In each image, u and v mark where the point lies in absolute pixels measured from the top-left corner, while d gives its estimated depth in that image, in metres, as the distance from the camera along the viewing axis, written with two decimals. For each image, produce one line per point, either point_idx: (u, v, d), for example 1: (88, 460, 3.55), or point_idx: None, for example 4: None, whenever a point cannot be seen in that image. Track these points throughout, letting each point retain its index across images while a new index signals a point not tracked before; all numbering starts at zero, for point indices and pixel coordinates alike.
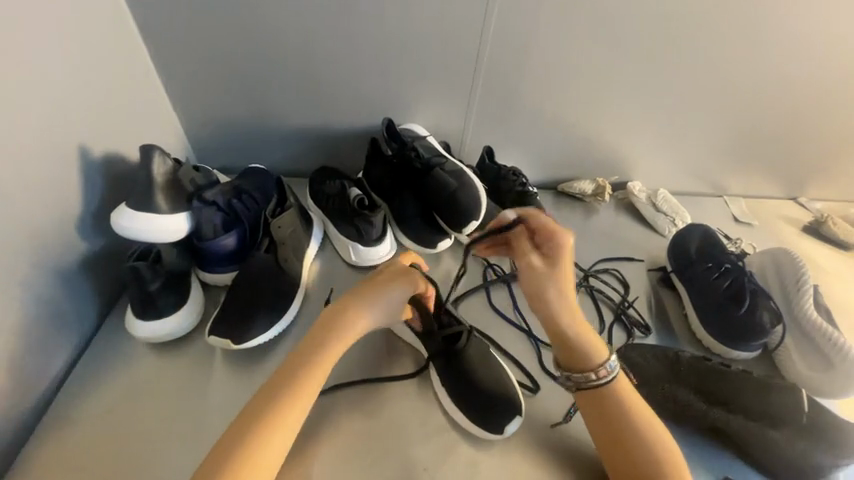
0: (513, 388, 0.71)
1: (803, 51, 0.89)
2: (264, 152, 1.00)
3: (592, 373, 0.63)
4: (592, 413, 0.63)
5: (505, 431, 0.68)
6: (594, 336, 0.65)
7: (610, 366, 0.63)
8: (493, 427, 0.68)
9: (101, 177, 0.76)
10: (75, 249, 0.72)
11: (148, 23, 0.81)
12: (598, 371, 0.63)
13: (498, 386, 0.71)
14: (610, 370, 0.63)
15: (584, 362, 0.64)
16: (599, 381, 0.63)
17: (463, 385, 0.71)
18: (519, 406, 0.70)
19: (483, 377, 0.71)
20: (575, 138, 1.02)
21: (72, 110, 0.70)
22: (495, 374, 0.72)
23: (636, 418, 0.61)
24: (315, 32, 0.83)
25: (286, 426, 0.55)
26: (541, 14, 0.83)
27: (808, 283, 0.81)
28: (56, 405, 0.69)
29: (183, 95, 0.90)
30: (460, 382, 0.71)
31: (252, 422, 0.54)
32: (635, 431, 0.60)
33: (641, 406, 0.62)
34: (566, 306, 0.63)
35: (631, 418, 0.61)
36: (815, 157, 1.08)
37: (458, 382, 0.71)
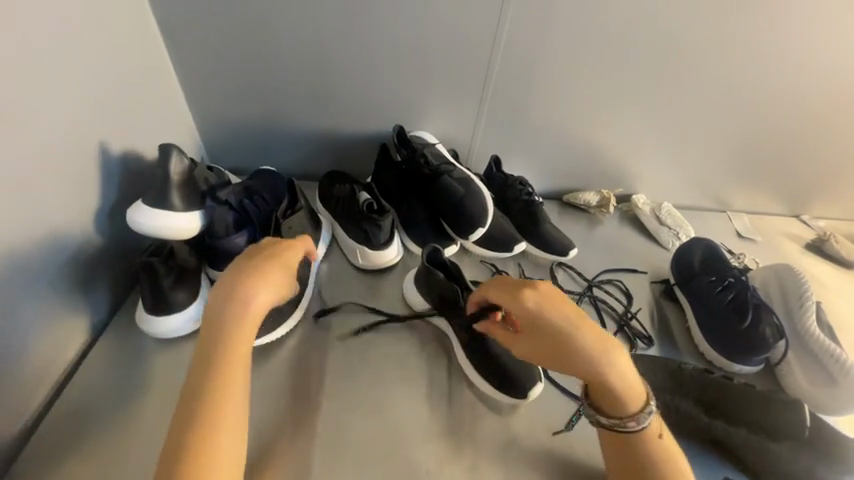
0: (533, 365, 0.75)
1: (807, 70, 0.91)
2: (275, 154, 1.02)
3: (620, 419, 0.62)
4: (614, 446, 0.63)
5: (529, 396, 0.73)
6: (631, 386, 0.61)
7: (643, 419, 0.61)
8: (516, 393, 0.73)
9: (118, 174, 0.78)
10: (89, 243, 0.74)
11: (170, 26, 0.83)
12: (630, 420, 0.61)
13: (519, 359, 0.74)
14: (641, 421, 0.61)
15: (615, 401, 0.61)
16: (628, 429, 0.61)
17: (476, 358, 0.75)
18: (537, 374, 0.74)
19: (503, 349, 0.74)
20: (582, 149, 1.04)
21: (94, 108, 0.72)
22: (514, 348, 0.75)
23: (650, 443, 0.61)
24: (330, 40, 0.86)
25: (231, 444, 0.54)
26: (551, 29, 0.86)
27: (810, 299, 0.81)
28: (62, 397, 0.69)
29: (201, 97, 0.92)
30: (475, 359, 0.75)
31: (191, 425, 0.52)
32: (645, 456, 0.61)
33: (668, 454, 0.61)
34: (565, 343, 0.59)
35: (655, 456, 0.60)
36: (817, 176, 1.09)
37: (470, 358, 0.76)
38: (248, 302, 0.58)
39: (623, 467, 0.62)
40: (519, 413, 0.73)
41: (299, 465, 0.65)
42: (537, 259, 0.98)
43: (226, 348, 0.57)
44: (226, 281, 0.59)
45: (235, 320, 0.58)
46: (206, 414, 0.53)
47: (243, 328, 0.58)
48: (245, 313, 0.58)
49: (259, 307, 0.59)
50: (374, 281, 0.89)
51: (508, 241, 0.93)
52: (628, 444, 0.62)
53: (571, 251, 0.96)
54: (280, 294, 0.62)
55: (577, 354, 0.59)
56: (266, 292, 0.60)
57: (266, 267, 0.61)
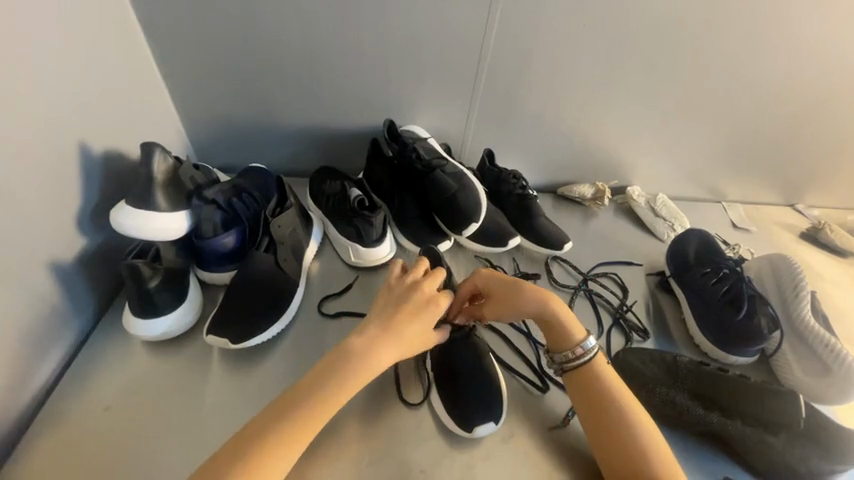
0: (501, 391, 0.72)
1: (804, 56, 0.90)
2: (264, 151, 1.00)
3: (570, 351, 0.67)
4: (581, 392, 0.66)
5: (475, 432, 0.67)
6: (573, 323, 0.68)
7: (587, 345, 0.67)
8: (465, 425, 0.68)
9: (101, 174, 0.76)
10: (73, 246, 0.72)
11: (150, 21, 0.80)
12: (576, 350, 0.67)
13: (483, 388, 0.71)
14: (587, 349, 0.67)
15: (564, 340, 0.68)
16: (578, 359, 0.67)
17: (452, 367, 0.72)
18: (497, 411, 0.69)
19: (472, 373, 0.71)
20: (576, 140, 1.02)
21: (73, 107, 0.70)
22: (485, 371, 0.72)
23: (611, 382, 0.65)
24: (317, 34, 0.84)
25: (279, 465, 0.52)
26: (543, 19, 0.84)
27: (805, 289, 0.81)
28: (49, 402, 0.68)
29: (185, 93, 0.90)
30: (451, 367, 0.72)
31: (247, 440, 0.52)
32: (611, 405, 0.63)
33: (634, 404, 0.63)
34: (508, 286, 0.69)
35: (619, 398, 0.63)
36: (813, 164, 1.09)
37: (446, 366, 0.72)
38: (394, 348, 0.60)
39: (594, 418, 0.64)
40: (513, 409, 0.73)
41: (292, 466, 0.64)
42: (531, 254, 0.97)
43: (315, 385, 0.56)
44: (404, 325, 0.61)
45: (358, 362, 0.58)
46: (267, 443, 0.52)
47: (356, 372, 0.57)
48: (379, 360, 0.59)
49: (385, 358, 0.59)
50: (367, 278, 0.87)
51: (502, 236, 0.92)
52: (589, 383, 0.65)
53: (567, 245, 0.95)
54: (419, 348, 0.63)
55: (525, 295, 0.68)
56: (417, 342, 0.62)
57: (395, 319, 0.61)
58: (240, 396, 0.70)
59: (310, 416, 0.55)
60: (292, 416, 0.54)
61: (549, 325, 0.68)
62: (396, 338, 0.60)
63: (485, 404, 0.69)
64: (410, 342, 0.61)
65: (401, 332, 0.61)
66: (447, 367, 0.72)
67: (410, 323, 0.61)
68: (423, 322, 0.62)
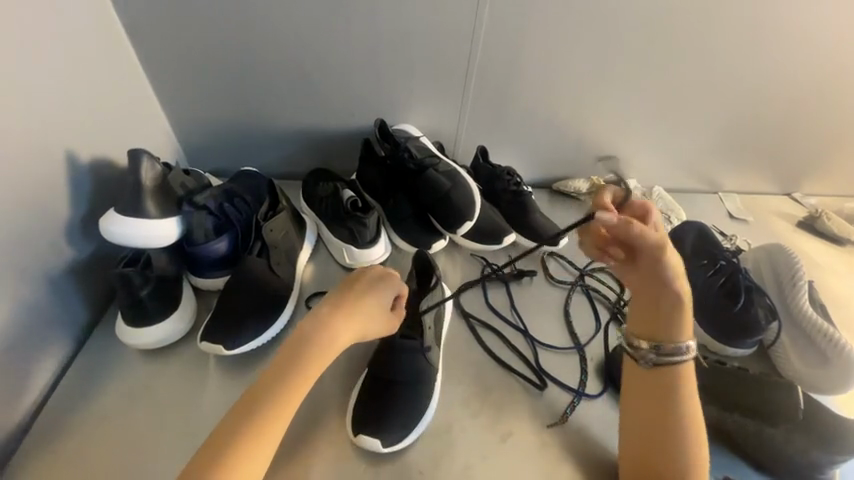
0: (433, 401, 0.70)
1: (798, 44, 0.89)
2: (256, 154, 0.99)
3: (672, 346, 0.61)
4: (639, 388, 0.63)
5: (397, 444, 0.66)
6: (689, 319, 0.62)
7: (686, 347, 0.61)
8: (386, 437, 0.65)
9: (89, 181, 0.75)
10: (63, 255, 0.71)
11: (136, 27, 0.79)
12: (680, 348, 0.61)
13: (422, 398, 0.69)
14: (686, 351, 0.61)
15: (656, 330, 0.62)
16: (672, 357, 0.61)
17: (391, 369, 0.69)
18: (424, 421, 0.68)
19: (421, 381, 0.69)
20: (571, 135, 1.02)
21: (57, 114, 0.69)
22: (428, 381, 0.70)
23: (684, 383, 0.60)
24: (305, 35, 0.83)
25: (258, 458, 0.51)
26: (534, 15, 0.83)
27: (802, 279, 0.81)
28: (44, 413, 0.68)
29: (175, 99, 0.89)
30: (393, 373, 0.69)
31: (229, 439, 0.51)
32: (676, 409, 0.59)
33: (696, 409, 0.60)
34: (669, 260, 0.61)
35: (679, 403, 0.60)
36: (809, 154, 1.08)
37: (390, 371, 0.69)
38: (347, 331, 0.58)
39: (645, 415, 0.61)
40: (510, 408, 0.72)
41: (288, 472, 0.64)
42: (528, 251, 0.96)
43: (285, 379, 0.55)
44: (356, 304, 0.60)
45: (316, 347, 0.56)
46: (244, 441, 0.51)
47: (320, 356, 0.57)
48: (336, 345, 0.58)
49: (346, 339, 0.59)
50: None
51: (497, 233, 0.91)
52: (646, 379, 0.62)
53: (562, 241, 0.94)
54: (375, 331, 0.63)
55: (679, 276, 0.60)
56: (375, 321, 0.62)
57: (356, 297, 0.61)
58: (236, 403, 0.70)
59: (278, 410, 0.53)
60: (267, 411, 0.53)
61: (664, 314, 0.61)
62: (355, 320, 0.59)
63: (415, 405, 0.68)
64: (367, 322, 0.61)
65: (360, 315, 0.60)
66: (392, 372, 0.69)
67: (369, 304, 0.61)
68: (380, 300, 0.62)
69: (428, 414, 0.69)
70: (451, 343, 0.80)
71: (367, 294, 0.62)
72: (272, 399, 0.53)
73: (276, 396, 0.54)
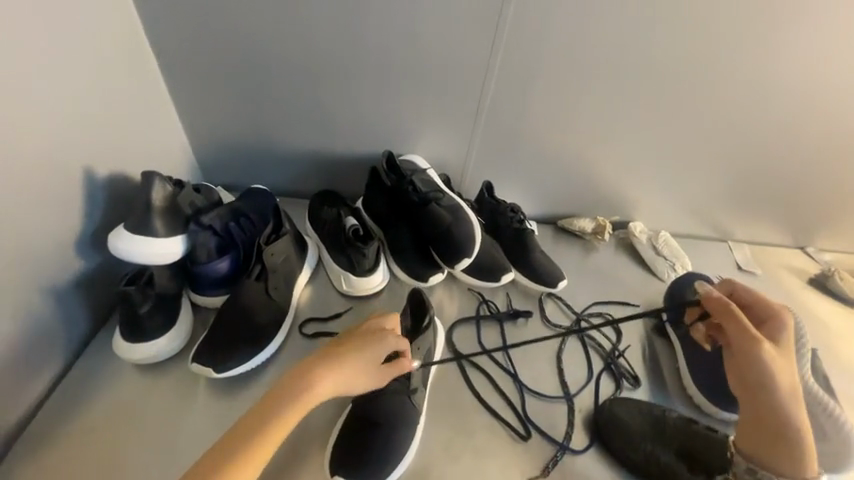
0: (411, 443, 0.69)
1: (808, 104, 0.89)
2: (268, 172, 1.02)
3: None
4: None
5: None
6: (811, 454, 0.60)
7: None
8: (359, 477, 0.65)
9: (104, 196, 0.78)
10: (72, 266, 0.74)
11: (163, 50, 0.84)
12: None
13: (401, 440, 0.68)
14: None
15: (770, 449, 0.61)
16: None
17: (374, 408, 0.70)
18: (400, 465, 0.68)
19: (402, 423, 0.69)
20: (578, 175, 1.02)
21: (82, 131, 0.73)
22: (407, 423, 0.70)
23: None
24: (322, 66, 0.87)
25: None
26: (545, 60, 0.85)
27: (805, 346, 0.76)
28: (38, 419, 0.70)
29: (195, 118, 0.93)
30: (374, 413, 0.69)
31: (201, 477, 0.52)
32: None
33: None
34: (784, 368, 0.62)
35: None
36: (822, 209, 1.06)
37: (371, 409, 0.70)
38: (325, 381, 0.58)
39: None
40: (492, 455, 0.71)
41: None
42: (525, 289, 0.96)
43: (263, 423, 0.55)
44: (342, 356, 0.60)
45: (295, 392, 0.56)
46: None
47: (295, 401, 0.56)
48: (312, 394, 0.57)
49: (321, 390, 0.57)
50: (358, 308, 0.88)
51: (496, 270, 0.91)
52: None
53: (560, 283, 0.94)
54: (358, 385, 0.60)
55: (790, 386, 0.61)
56: (356, 374, 0.60)
57: (344, 348, 0.61)
58: (221, 424, 0.71)
59: (251, 452, 0.54)
60: (239, 450, 0.54)
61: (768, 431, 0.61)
62: (334, 369, 0.59)
63: (394, 449, 0.68)
64: (349, 375, 0.59)
65: (342, 368, 0.59)
66: (376, 411, 0.69)
67: (353, 354, 0.60)
68: (369, 353, 0.61)
69: (406, 458, 0.68)
70: (439, 381, 0.79)
71: (358, 345, 0.61)
72: (249, 441, 0.54)
73: (249, 438, 0.54)
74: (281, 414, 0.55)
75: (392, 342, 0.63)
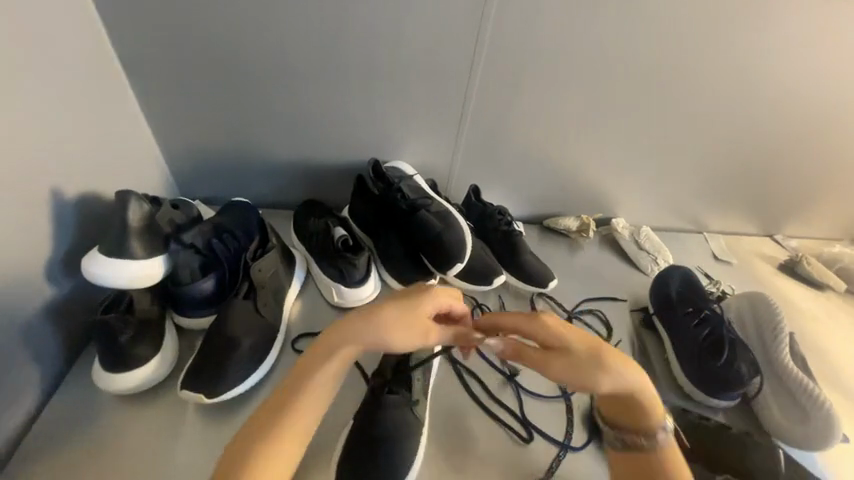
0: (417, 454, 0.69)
1: (773, 100, 0.94)
2: (249, 184, 0.99)
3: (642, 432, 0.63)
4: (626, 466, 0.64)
5: None
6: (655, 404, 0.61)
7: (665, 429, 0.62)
8: None
9: (75, 218, 0.73)
10: (42, 295, 0.70)
11: (133, 61, 0.80)
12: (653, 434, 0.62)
13: (405, 451, 0.68)
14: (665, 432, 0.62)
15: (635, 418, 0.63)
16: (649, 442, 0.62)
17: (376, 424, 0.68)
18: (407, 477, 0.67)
19: (406, 434, 0.69)
20: (561, 174, 1.04)
21: (49, 150, 0.69)
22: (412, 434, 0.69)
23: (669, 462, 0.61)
24: (303, 75, 0.85)
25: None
26: (526, 63, 0.87)
27: (783, 333, 0.83)
28: (11, 463, 0.65)
29: (170, 131, 0.90)
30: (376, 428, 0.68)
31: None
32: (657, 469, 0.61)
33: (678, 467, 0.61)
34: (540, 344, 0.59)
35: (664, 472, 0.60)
36: (788, 199, 1.13)
37: (373, 424, 0.68)
38: (346, 343, 0.56)
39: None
40: (497, 460, 0.71)
41: None
42: (517, 290, 0.97)
43: (276, 413, 0.56)
44: (366, 315, 0.57)
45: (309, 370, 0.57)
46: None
47: (301, 382, 0.57)
48: (328, 362, 0.56)
49: (342, 352, 0.56)
50: None
51: (488, 274, 0.91)
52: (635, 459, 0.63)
53: (551, 282, 0.95)
54: (402, 342, 0.56)
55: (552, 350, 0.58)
56: (394, 332, 0.56)
57: (372, 309, 0.57)
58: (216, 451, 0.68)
59: (267, 443, 0.54)
60: (258, 445, 0.53)
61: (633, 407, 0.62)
62: (352, 332, 0.56)
63: (400, 461, 0.67)
64: (378, 333, 0.56)
65: (363, 327, 0.56)
66: (379, 426, 0.68)
67: (381, 314, 0.56)
68: (401, 311, 0.57)
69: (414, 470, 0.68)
70: (439, 389, 0.79)
71: (386, 306, 0.57)
72: (265, 433, 0.54)
73: (266, 429, 0.55)
74: (301, 391, 0.56)
75: (423, 302, 0.58)
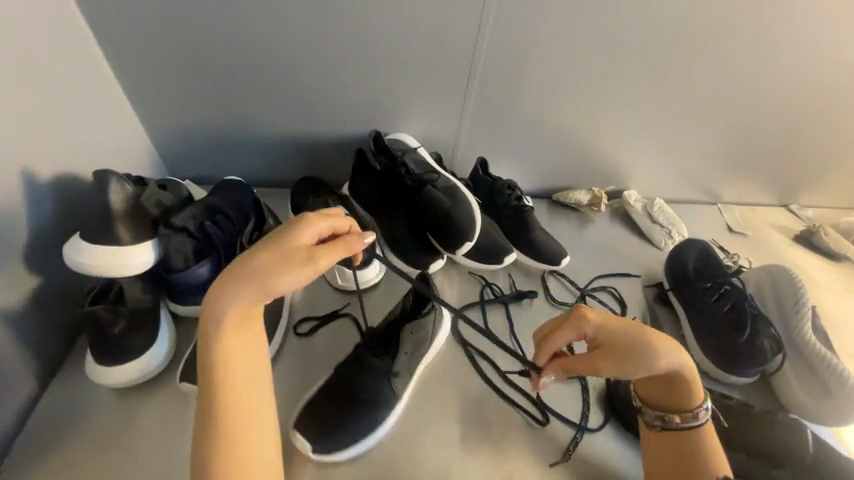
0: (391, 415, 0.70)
1: (807, 60, 0.86)
2: (240, 161, 0.92)
3: (678, 416, 0.62)
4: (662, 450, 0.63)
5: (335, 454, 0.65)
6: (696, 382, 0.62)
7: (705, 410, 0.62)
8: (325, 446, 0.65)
9: (52, 203, 0.68)
10: (25, 286, 0.65)
11: (101, 25, 0.72)
12: (694, 415, 0.62)
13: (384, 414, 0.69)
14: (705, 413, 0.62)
15: (677, 403, 0.63)
16: (689, 424, 0.62)
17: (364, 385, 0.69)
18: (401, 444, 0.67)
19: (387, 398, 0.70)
20: (573, 145, 0.98)
21: (14, 129, 0.62)
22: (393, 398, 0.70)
23: (706, 442, 0.62)
24: (293, 39, 0.76)
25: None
26: (541, 22, 0.78)
27: (805, 306, 0.80)
28: (10, 459, 0.63)
29: (149, 105, 0.82)
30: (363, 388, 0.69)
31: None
32: (696, 448, 0.61)
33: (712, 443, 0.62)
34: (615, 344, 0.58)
35: (698, 452, 0.61)
36: (810, 166, 1.07)
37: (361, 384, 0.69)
38: (230, 305, 0.48)
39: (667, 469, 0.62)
40: (512, 443, 0.70)
41: None
42: (528, 268, 0.93)
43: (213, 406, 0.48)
44: (238, 268, 0.48)
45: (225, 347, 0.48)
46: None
47: (222, 362, 0.48)
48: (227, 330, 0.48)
49: (232, 317, 0.48)
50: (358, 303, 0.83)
51: (498, 252, 0.87)
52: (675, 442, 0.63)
53: (564, 260, 0.91)
54: (287, 284, 0.48)
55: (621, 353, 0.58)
56: (275, 279, 0.48)
57: (243, 261, 0.49)
58: None
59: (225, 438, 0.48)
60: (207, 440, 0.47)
61: (672, 387, 0.62)
62: (231, 288, 0.48)
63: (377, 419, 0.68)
64: (257, 285, 0.48)
65: (242, 281, 0.48)
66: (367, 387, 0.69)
67: (249, 263, 0.48)
68: (267, 253, 0.48)
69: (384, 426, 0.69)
70: (450, 372, 0.77)
71: (255, 251, 0.49)
72: (211, 427, 0.47)
73: (209, 424, 0.48)
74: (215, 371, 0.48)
75: (293, 236, 0.50)
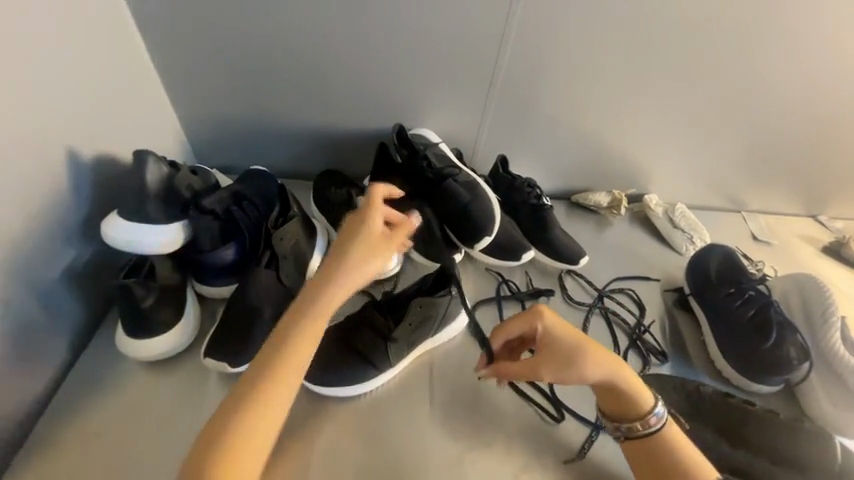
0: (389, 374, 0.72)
1: (842, 64, 0.84)
2: (265, 152, 0.95)
3: (637, 421, 0.61)
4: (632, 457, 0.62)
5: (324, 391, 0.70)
6: (639, 382, 0.61)
7: (657, 413, 0.61)
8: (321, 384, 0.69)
9: (91, 181, 0.71)
10: (63, 258, 0.68)
11: (143, 16, 0.75)
12: (649, 419, 0.61)
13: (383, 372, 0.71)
14: (658, 417, 0.61)
15: (623, 408, 0.62)
16: (648, 429, 0.61)
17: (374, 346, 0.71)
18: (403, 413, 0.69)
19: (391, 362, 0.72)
20: (594, 146, 0.97)
21: (60, 109, 0.65)
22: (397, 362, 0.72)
23: (673, 445, 0.60)
24: (322, 32, 0.78)
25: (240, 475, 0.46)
26: (567, 20, 0.78)
27: (834, 315, 0.77)
28: (40, 424, 0.66)
29: (183, 94, 0.85)
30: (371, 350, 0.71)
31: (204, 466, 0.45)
32: (661, 451, 0.60)
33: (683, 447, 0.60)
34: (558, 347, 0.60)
35: (663, 453, 0.60)
36: (841, 176, 1.04)
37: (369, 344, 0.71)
38: (319, 296, 0.52)
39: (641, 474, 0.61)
40: (525, 438, 0.70)
41: None
42: (545, 267, 0.93)
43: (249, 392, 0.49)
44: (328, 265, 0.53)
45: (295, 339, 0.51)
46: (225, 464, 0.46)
47: (282, 351, 0.50)
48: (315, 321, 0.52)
49: (320, 307, 0.52)
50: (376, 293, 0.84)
51: (516, 249, 0.87)
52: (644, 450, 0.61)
53: (583, 259, 0.90)
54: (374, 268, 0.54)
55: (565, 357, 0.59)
56: (361, 267, 0.53)
57: (329, 259, 0.54)
58: None
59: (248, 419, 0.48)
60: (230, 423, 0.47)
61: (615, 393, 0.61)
62: (322, 283, 0.53)
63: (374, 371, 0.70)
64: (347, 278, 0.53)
65: (330, 274, 0.53)
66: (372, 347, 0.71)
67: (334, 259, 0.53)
68: (349, 244, 0.54)
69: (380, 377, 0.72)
70: (464, 364, 0.77)
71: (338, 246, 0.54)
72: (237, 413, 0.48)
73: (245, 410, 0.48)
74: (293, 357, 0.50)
75: (365, 226, 0.55)
